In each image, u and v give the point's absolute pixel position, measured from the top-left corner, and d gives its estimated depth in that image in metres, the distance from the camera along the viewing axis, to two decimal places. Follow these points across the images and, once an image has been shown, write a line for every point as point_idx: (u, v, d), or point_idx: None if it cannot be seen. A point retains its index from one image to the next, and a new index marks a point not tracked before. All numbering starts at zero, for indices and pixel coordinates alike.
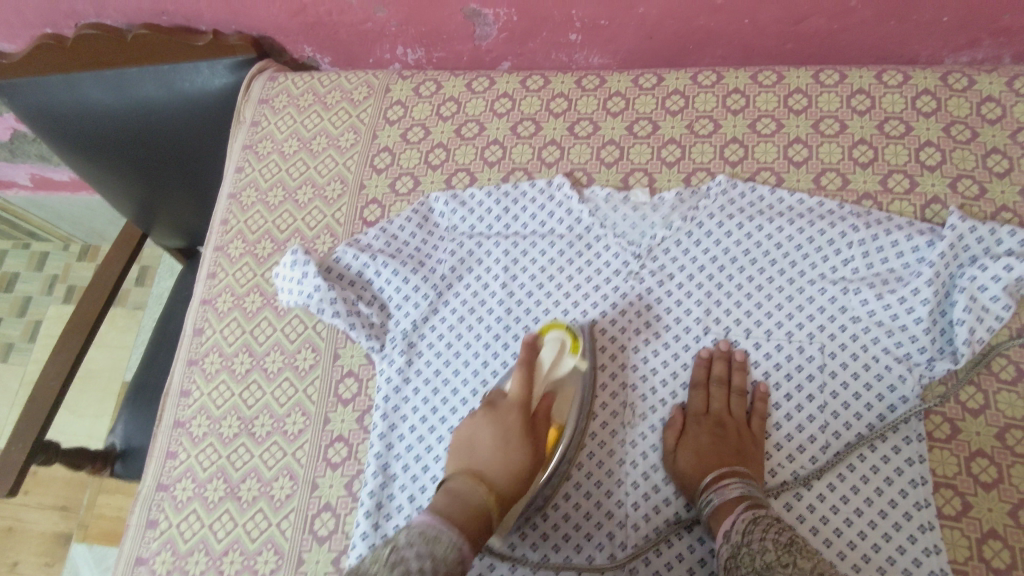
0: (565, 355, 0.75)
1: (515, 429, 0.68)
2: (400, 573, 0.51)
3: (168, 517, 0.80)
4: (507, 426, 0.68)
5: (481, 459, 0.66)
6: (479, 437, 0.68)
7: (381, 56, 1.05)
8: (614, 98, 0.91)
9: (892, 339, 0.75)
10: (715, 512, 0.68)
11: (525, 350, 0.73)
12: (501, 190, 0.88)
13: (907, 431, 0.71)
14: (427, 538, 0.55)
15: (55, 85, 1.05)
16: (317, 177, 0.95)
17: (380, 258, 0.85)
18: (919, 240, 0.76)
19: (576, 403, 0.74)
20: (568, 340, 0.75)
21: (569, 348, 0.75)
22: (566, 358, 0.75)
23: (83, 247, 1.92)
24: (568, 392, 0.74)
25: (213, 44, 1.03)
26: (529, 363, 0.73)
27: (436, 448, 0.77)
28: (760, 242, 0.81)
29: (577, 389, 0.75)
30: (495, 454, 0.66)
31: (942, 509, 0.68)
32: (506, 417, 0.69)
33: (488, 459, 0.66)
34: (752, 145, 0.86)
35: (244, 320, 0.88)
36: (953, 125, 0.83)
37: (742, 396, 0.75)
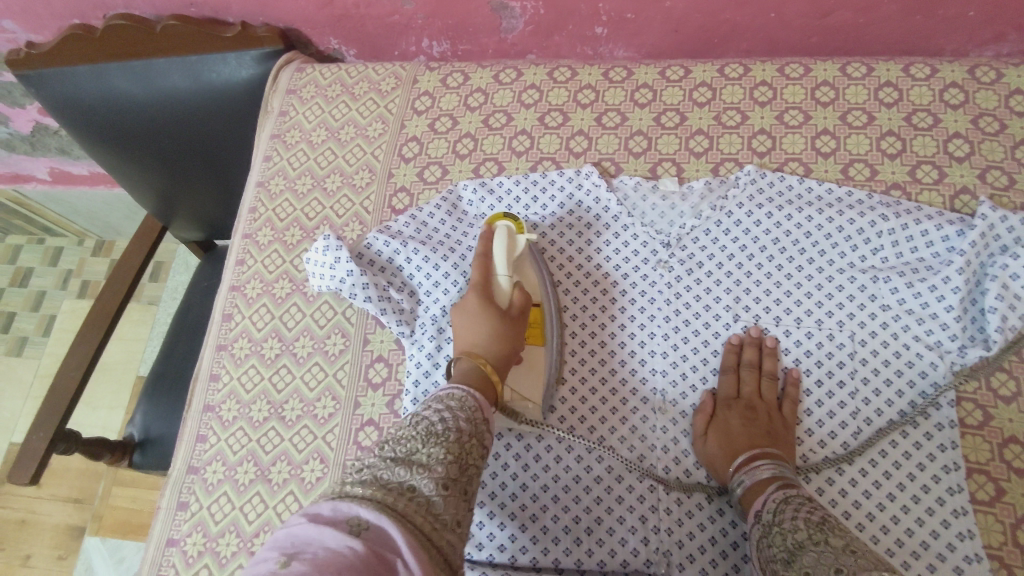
0: (515, 235, 0.79)
1: (481, 307, 0.72)
2: (427, 431, 0.56)
3: (198, 500, 0.80)
4: (469, 308, 0.72)
5: (465, 341, 0.70)
6: (473, 325, 0.71)
7: (407, 48, 1.06)
8: (642, 89, 0.92)
9: (923, 326, 0.75)
10: (747, 493, 0.68)
11: (479, 247, 0.76)
12: (529, 179, 0.88)
13: (938, 417, 0.72)
14: (449, 396, 0.61)
15: (81, 75, 1.06)
16: (346, 166, 0.96)
17: (411, 245, 0.85)
18: (949, 230, 0.77)
19: (539, 276, 0.81)
20: (518, 231, 0.80)
21: (517, 229, 0.80)
22: (517, 238, 0.78)
23: (97, 242, 1.92)
24: (529, 270, 0.81)
25: (241, 35, 1.04)
26: (485, 254, 0.76)
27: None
28: (790, 230, 0.81)
29: (534, 260, 0.82)
30: (483, 326, 0.70)
31: (975, 495, 0.69)
32: (471, 300, 0.73)
33: (486, 333, 0.70)
34: (780, 136, 0.87)
35: (273, 305, 0.89)
36: (981, 117, 0.83)
37: (773, 380, 0.75)
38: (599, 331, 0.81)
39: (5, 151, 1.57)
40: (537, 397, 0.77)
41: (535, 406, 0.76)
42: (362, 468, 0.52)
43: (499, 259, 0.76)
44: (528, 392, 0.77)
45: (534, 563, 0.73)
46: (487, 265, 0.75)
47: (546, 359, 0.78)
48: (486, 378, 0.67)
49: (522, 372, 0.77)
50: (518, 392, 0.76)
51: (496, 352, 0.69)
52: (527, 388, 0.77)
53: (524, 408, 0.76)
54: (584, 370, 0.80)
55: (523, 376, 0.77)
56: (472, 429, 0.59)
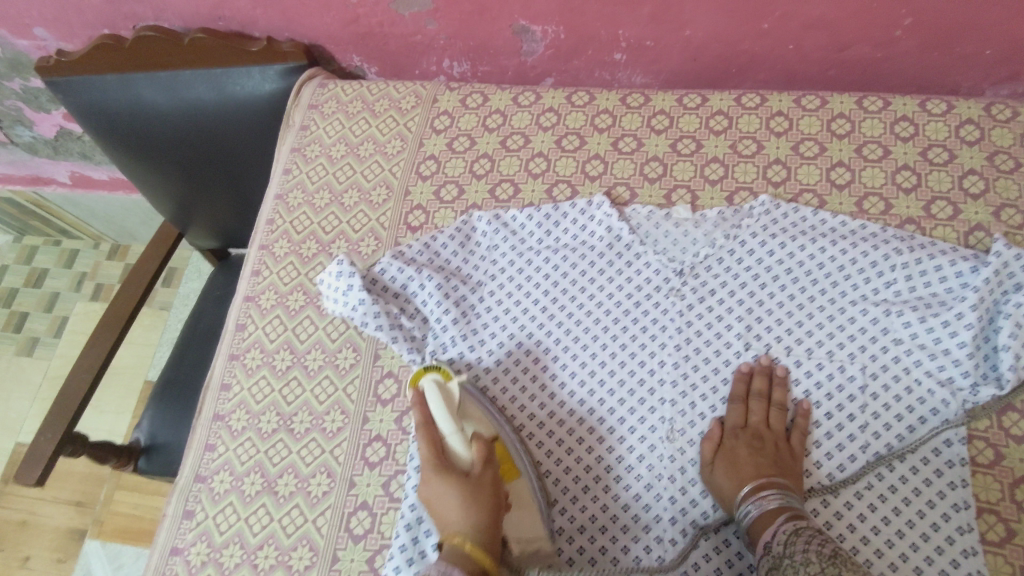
0: (447, 385, 0.72)
1: (452, 478, 0.65)
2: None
3: (204, 509, 0.80)
4: (434, 497, 0.65)
5: (444, 522, 0.64)
6: (441, 499, 0.64)
7: (428, 68, 1.08)
8: (659, 116, 0.93)
9: (935, 362, 0.75)
10: (755, 524, 0.67)
11: (421, 425, 0.68)
12: (542, 212, 0.89)
13: (949, 454, 0.71)
14: None
15: (112, 84, 1.09)
16: (363, 181, 0.97)
17: (423, 273, 0.86)
18: (963, 266, 0.77)
19: (484, 412, 0.75)
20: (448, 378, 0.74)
21: (445, 377, 0.74)
22: (449, 387, 0.72)
23: (113, 247, 1.94)
24: (472, 406, 0.75)
25: (267, 50, 1.05)
26: (426, 420, 0.68)
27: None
28: (802, 261, 0.82)
29: (478, 406, 0.75)
30: (451, 496, 0.64)
31: (985, 535, 0.68)
32: (443, 480, 0.65)
33: (456, 504, 0.64)
34: (795, 167, 0.87)
35: (287, 317, 0.90)
36: (996, 154, 0.83)
37: (782, 410, 0.75)
38: (609, 358, 0.81)
39: (29, 154, 1.60)
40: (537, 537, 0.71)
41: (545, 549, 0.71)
42: None
43: (446, 424, 0.68)
44: (524, 531, 0.71)
45: None
46: (432, 433, 0.67)
47: (529, 490, 0.73)
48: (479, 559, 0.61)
49: (514, 517, 0.72)
50: (522, 541, 0.71)
51: (482, 526, 0.63)
52: (523, 537, 0.71)
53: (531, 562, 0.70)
54: (591, 398, 0.80)
55: (514, 523, 0.71)
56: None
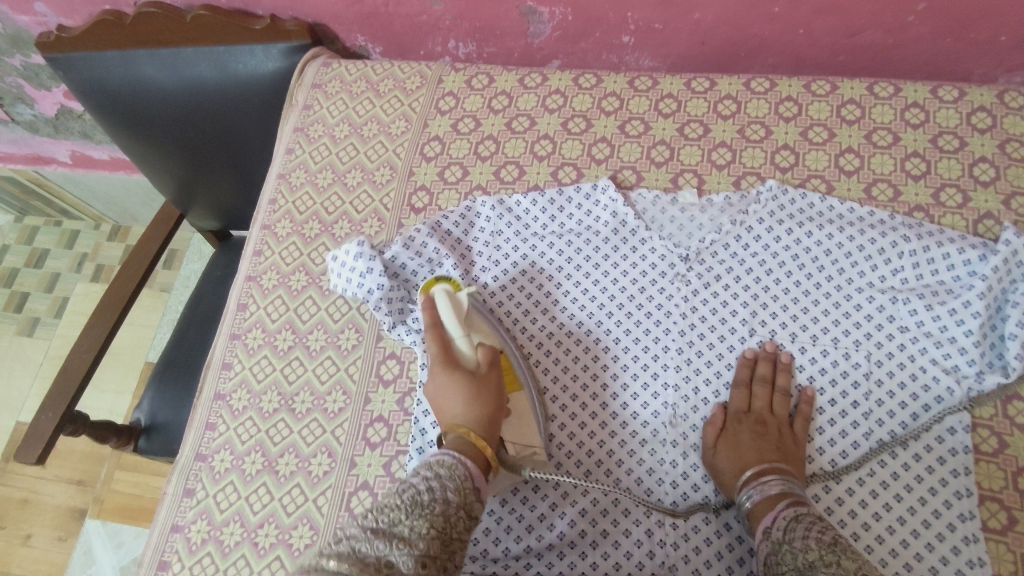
0: (456, 295, 0.73)
1: (452, 370, 0.68)
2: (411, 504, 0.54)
3: (204, 487, 0.80)
4: (440, 371, 0.68)
5: (447, 411, 0.66)
6: (446, 396, 0.67)
7: (434, 48, 1.07)
8: (666, 100, 0.92)
9: (941, 349, 0.74)
10: (755, 508, 0.67)
11: (430, 326, 0.70)
12: (547, 198, 0.88)
13: (953, 442, 0.71)
14: (435, 464, 0.59)
15: (110, 62, 1.08)
16: (366, 162, 0.96)
17: (437, 255, 0.85)
18: (971, 254, 0.76)
19: (490, 327, 0.77)
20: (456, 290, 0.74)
21: (455, 292, 0.74)
22: (460, 297, 0.73)
23: (114, 228, 1.94)
24: (479, 319, 0.77)
25: (270, 28, 1.04)
26: (433, 322, 0.71)
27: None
28: (809, 247, 0.81)
29: (484, 316, 0.78)
30: (456, 403, 0.66)
31: (987, 523, 0.68)
32: (441, 370, 0.68)
33: (462, 398, 0.66)
34: (803, 152, 0.86)
35: (288, 297, 0.89)
36: (1007, 142, 0.82)
37: (786, 396, 0.75)
38: (613, 344, 0.81)
39: (29, 132, 1.59)
40: (532, 431, 0.74)
41: (539, 452, 0.74)
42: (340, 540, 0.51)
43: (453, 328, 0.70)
44: (518, 429, 0.73)
45: None
46: (441, 336, 0.70)
47: (529, 401, 0.75)
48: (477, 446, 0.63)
49: (511, 420, 0.74)
50: (517, 443, 0.73)
51: (479, 416, 0.65)
52: (522, 437, 0.73)
53: (532, 455, 0.73)
54: (594, 383, 0.79)
55: (514, 429, 0.73)
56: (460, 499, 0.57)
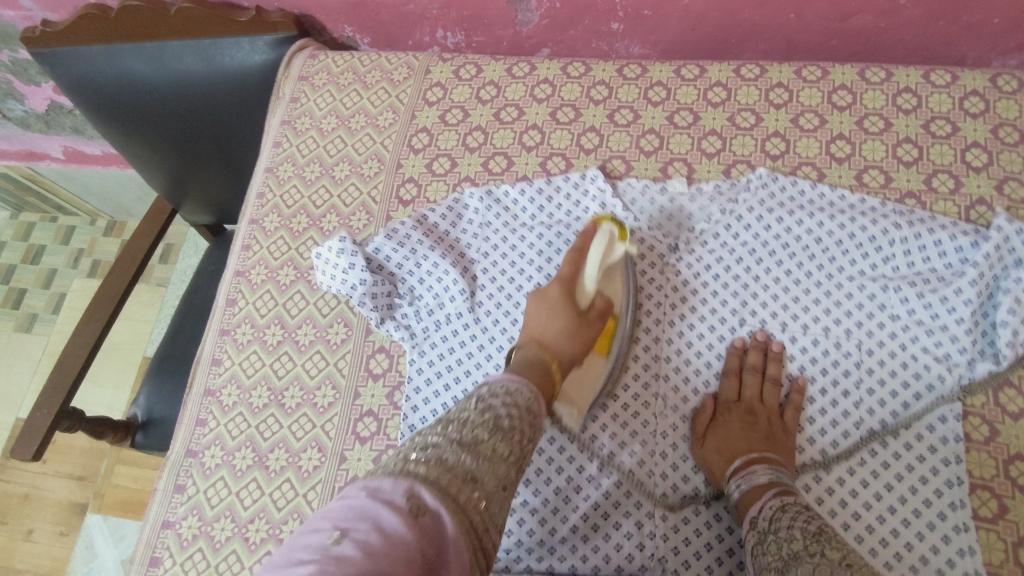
0: (614, 243, 0.79)
1: (560, 299, 0.75)
2: (494, 421, 0.54)
3: (195, 483, 0.80)
4: (550, 296, 0.75)
5: (538, 325, 0.73)
6: (548, 315, 0.73)
7: (422, 38, 1.05)
8: (656, 88, 0.91)
9: (932, 338, 0.74)
10: (743, 497, 0.67)
11: (575, 249, 0.78)
12: (536, 188, 0.87)
13: (944, 431, 0.70)
14: (507, 389, 0.59)
15: (99, 57, 1.07)
16: (354, 154, 0.96)
17: (420, 249, 0.84)
18: (963, 240, 0.75)
19: (625, 288, 0.80)
20: (619, 239, 0.79)
21: (618, 237, 0.79)
22: (615, 246, 0.79)
23: (110, 223, 1.93)
24: (617, 277, 0.80)
25: (257, 20, 1.03)
26: (580, 249, 0.79)
27: None
28: (800, 235, 0.80)
29: (625, 275, 0.80)
30: (556, 320, 0.73)
31: (977, 511, 0.67)
32: (554, 289, 0.75)
33: (561, 329, 0.72)
34: (794, 139, 0.85)
35: (277, 292, 0.89)
36: (1001, 127, 0.81)
37: (776, 385, 0.75)
38: None
39: (21, 128, 1.58)
40: (583, 410, 0.75)
41: (577, 415, 0.75)
42: (424, 446, 0.50)
43: (590, 263, 0.78)
44: (575, 384, 0.76)
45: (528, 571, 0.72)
46: (578, 260, 0.78)
47: (603, 371, 0.77)
48: (548, 366, 0.68)
49: (577, 374, 0.76)
50: (565, 400, 0.75)
51: (564, 349, 0.71)
52: (574, 390, 0.76)
53: (569, 412, 0.75)
54: None
55: (576, 382, 0.76)
56: (529, 425, 0.57)
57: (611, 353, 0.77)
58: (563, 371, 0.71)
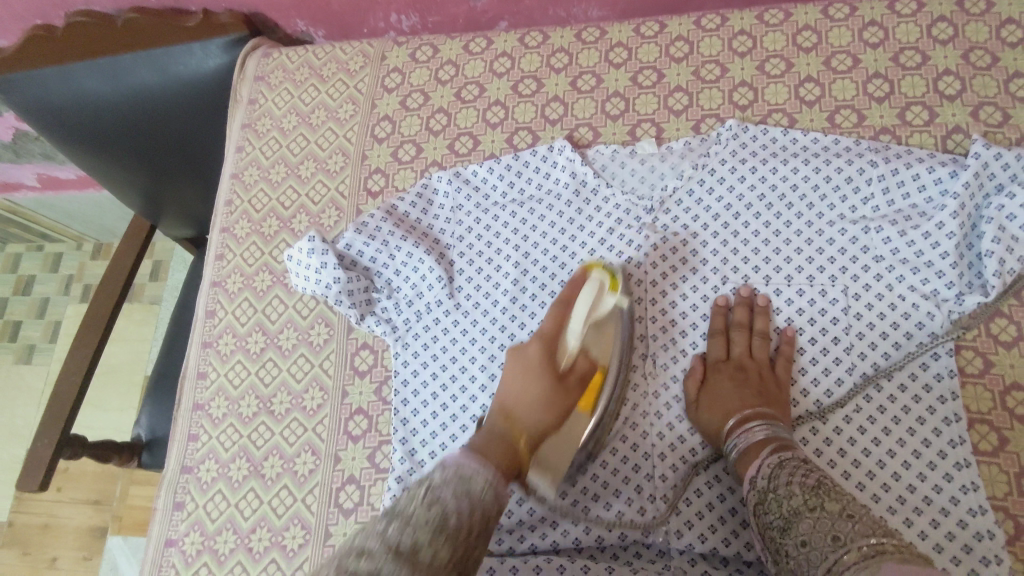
0: (604, 294, 0.74)
1: (538, 363, 0.71)
2: (438, 522, 0.50)
3: (194, 499, 0.80)
4: (528, 362, 0.71)
5: (510, 390, 0.70)
6: (523, 381, 0.70)
7: (376, 24, 1.03)
8: (617, 49, 0.88)
9: (918, 276, 0.72)
10: (742, 455, 0.65)
11: (563, 292, 0.75)
12: (504, 164, 0.85)
13: (937, 368, 0.69)
14: (461, 476, 0.55)
15: (51, 76, 1.02)
16: (318, 151, 0.94)
17: (392, 241, 0.83)
18: (941, 172, 0.74)
19: (618, 341, 0.74)
20: (612, 289, 0.75)
21: (608, 287, 0.75)
22: (605, 297, 0.74)
23: (95, 246, 1.92)
24: (610, 329, 0.75)
25: (203, 24, 1.02)
26: (567, 300, 0.75)
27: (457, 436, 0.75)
28: (775, 185, 0.78)
29: (620, 327, 0.75)
30: (531, 390, 0.69)
31: (978, 446, 0.66)
32: (533, 349, 0.72)
33: (535, 394, 0.69)
34: (761, 87, 0.83)
35: (255, 299, 0.88)
36: (972, 51, 0.79)
37: (765, 339, 0.73)
38: None
39: None
40: (558, 479, 0.69)
41: (551, 484, 0.68)
42: (359, 552, 0.46)
43: (577, 313, 0.73)
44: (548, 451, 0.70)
45: (532, 548, 0.71)
46: (562, 316, 0.74)
47: (585, 430, 0.71)
48: (513, 441, 0.65)
49: (555, 444, 0.70)
50: (543, 466, 0.69)
51: (533, 423, 0.68)
52: (552, 458, 0.70)
53: (542, 480, 0.68)
54: None
55: (553, 446, 0.70)
56: (483, 522, 0.53)
57: (596, 411, 0.72)
58: (531, 444, 0.67)
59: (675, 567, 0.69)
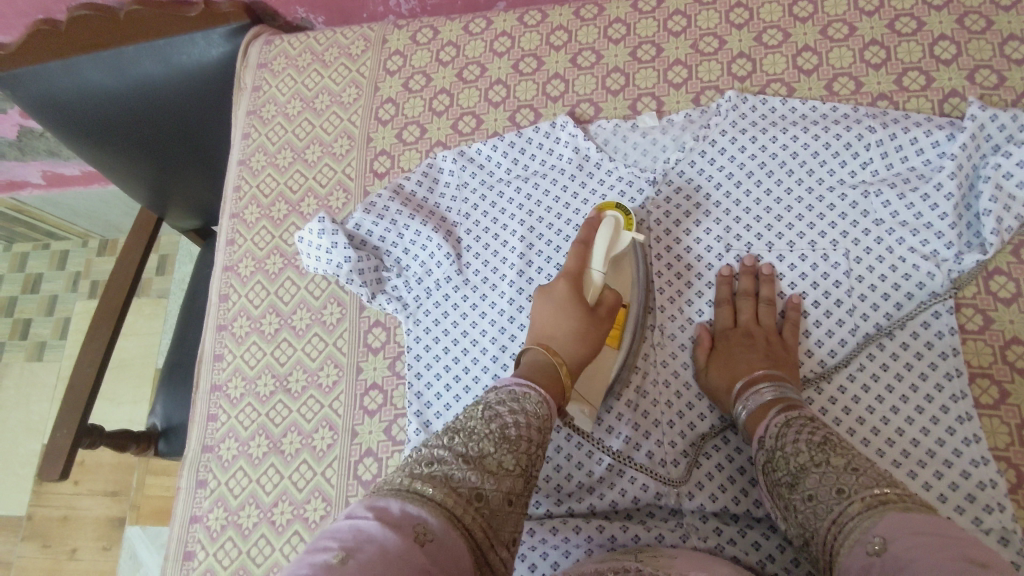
0: (621, 232, 0.74)
1: (568, 299, 0.70)
2: (500, 434, 0.53)
3: (216, 476, 0.82)
4: (559, 297, 0.70)
5: (544, 326, 0.70)
6: (556, 320, 0.69)
7: (376, 9, 1.04)
8: (615, 25, 0.89)
9: (918, 237, 0.74)
10: (751, 418, 0.67)
11: (582, 229, 0.74)
12: (507, 141, 0.86)
13: (938, 326, 0.71)
14: (517, 395, 0.58)
15: (56, 72, 1.04)
16: (324, 135, 0.95)
17: (400, 219, 0.85)
18: (938, 135, 0.75)
19: (636, 276, 0.77)
20: (626, 226, 0.75)
21: (625, 225, 0.75)
22: (623, 233, 0.74)
23: (101, 242, 1.93)
24: (627, 266, 0.77)
25: (205, 13, 1.03)
26: (586, 241, 0.74)
27: (471, 407, 0.77)
28: (775, 153, 0.80)
29: (635, 259, 0.77)
30: (566, 323, 0.69)
31: (979, 399, 0.68)
32: (560, 286, 0.71)
33: (569, 330, 0.68)
34: (759, 58, 0.84)
35: (268, 281, 0.90)
36: (966, 16, 0.80)
37: (771, 305, 0.75)
38: None
39: None
40: (594, 405, 0.72)
41: (589, 413, 0.72)
42: (428, 462, 0.50)
43: (599, 251, 0.72)
44: (586, 386, 0.72)
45: (548, 514, 0.73)
46: (584, 253, 0.73)
47: (615, 363, 0.74)
48: (557, 373, 0.65)
49: (589, 377, 0.73)
50: (581, 397, 0.72)
51: (570, 353, 0.68)
52: (586, 392, 0.72)
53: (581, 409, 0.72)
54: None
55: (587, 377, 0.73)
56: (541, 430, 0.57)
57: (623, 344, 0.74)
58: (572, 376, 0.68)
59: (688, 526, 0.70)
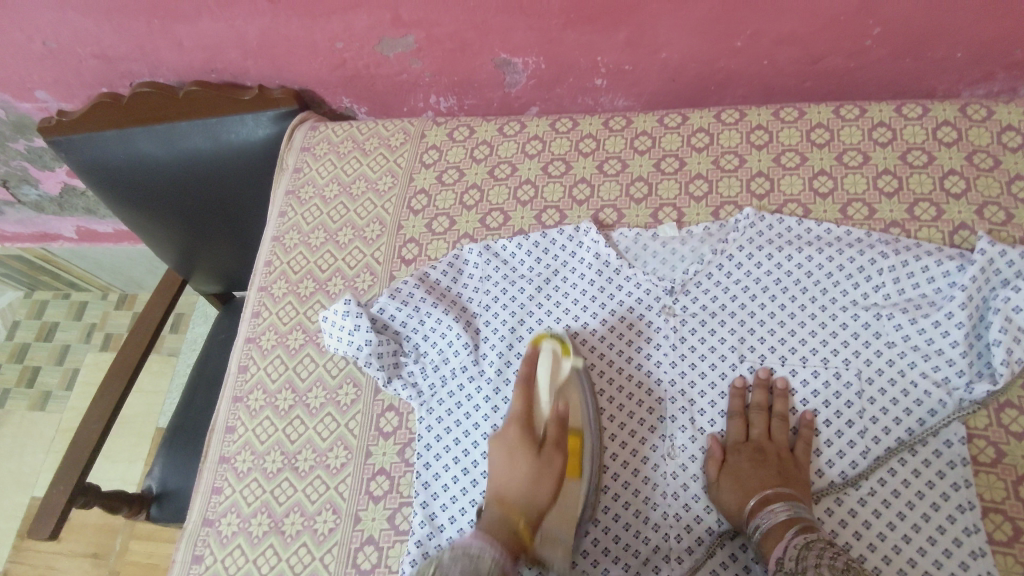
0: (559, 360, 0.78)
1: (518, 444, 0.71)
2: None
3: (213, 552, 0.81)
4: (510, 442, 0.71)
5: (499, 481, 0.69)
6: (510, 472, 0.69)
7: (416, 104, 1.10)
8: (641, 137, 0.95)
9: (929, 363, 0.75)
10: (765, 537, 0.66)
11: (524, 364, 0.76)
12: (531, 240, 0.90)
13: (950, 455, 0.71)
14: (471, 554, 0.60)
15: (109, 139, 1.11)
16: (356, 220, 0.99)
17: (423, 306, 0.87)
18: (949, 265, 0.78)
19: (583, 403, 0.77)
20: (564, 354, 0.78)
21: (562, 353, 0.78)
22: (561, 361, 0.78)
23: (121, 296, 1.97)
24: (574, 395, 0.78)
25: (258, 98, 1.08)
26: (528, 378, 0.76)
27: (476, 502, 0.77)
28: (790, 270, 0.82)
29: (581, 386, 0.78)
30: (520, 471, 0.69)
31: (992, 535, 0.68)
32: (510, 433, 0.72)
33: (523, 480, 0.69)
34: (778, 178, 0.88)
35: (287, 357, 0.92)
36: (975, 154, 0.84)
37: (784, 421, 0.76)
38: (615, 392, 0.81)
39: (35, 211, 1.64)
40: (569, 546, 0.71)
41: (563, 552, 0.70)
42: None
43: (542, 389, 0.76)
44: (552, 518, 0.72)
45: None
46: (529, 391, 0.75)
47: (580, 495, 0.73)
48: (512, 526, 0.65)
49: (556, 516, 0.72)
50: (546, 536, 0.71)
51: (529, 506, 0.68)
52: (557, 532, 0.71)
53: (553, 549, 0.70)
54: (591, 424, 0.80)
55: (554, 515, 0.72)
56: None
57: (584, 475, 0.74)
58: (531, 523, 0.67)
59: None
